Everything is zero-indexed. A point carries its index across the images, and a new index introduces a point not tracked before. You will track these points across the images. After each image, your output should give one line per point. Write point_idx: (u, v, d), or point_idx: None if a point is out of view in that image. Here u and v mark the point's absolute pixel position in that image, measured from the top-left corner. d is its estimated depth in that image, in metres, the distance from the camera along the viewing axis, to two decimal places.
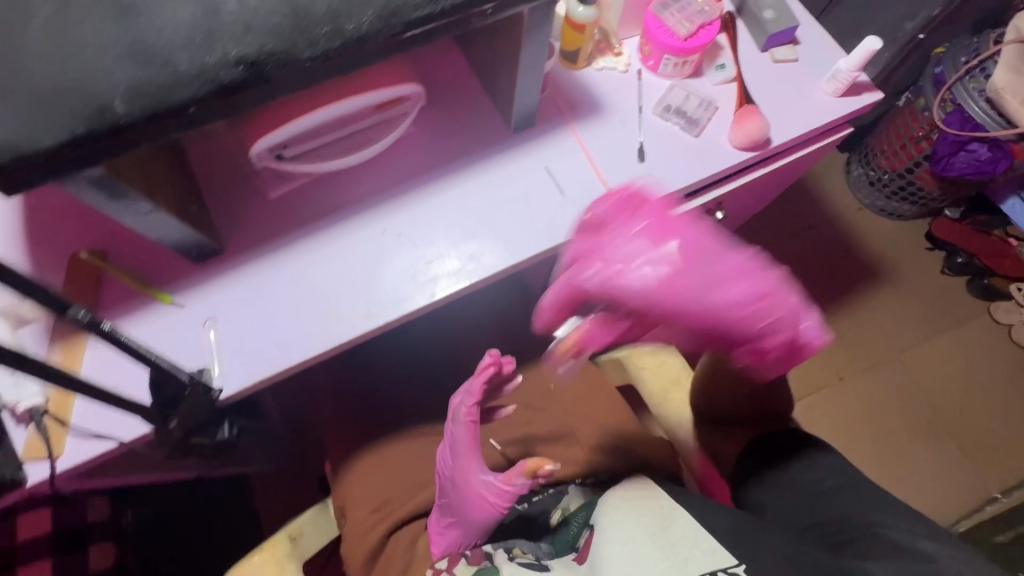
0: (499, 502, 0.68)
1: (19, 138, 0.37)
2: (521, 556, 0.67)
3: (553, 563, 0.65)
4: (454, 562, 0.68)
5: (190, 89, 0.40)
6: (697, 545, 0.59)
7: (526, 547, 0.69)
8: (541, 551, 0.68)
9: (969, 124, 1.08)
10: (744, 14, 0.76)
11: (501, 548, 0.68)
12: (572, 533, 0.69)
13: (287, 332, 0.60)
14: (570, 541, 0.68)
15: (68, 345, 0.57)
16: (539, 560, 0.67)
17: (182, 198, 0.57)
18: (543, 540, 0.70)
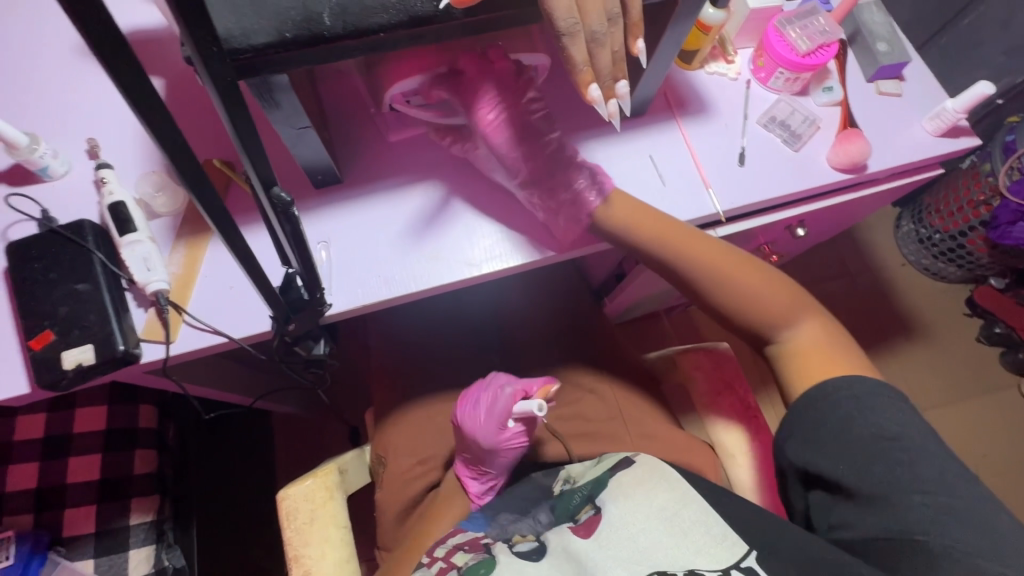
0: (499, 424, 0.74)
1: (235, 31, 0.41)
2: (520, 541, 0.64)
3: (553, 536, 0.63)
4: (451, 553, 0.65)
5: (388, 16, 0.43)
6: (709, 531, 0.59)
7: (525, 528, 0.67)
8: (541, 524, 0.66)
9: None
10: (856, 44, 0.79)
11: (501, 539, 0.65)
12: (574, 503, 0.66)
13: (390, 268, 0.62)
14: (570, 510, 0.65)
15: (191, 242, 0.60)
16: (540, 538, 0.64)
17: (320, 124, 0.61)
18: (543, 516, 0.67)
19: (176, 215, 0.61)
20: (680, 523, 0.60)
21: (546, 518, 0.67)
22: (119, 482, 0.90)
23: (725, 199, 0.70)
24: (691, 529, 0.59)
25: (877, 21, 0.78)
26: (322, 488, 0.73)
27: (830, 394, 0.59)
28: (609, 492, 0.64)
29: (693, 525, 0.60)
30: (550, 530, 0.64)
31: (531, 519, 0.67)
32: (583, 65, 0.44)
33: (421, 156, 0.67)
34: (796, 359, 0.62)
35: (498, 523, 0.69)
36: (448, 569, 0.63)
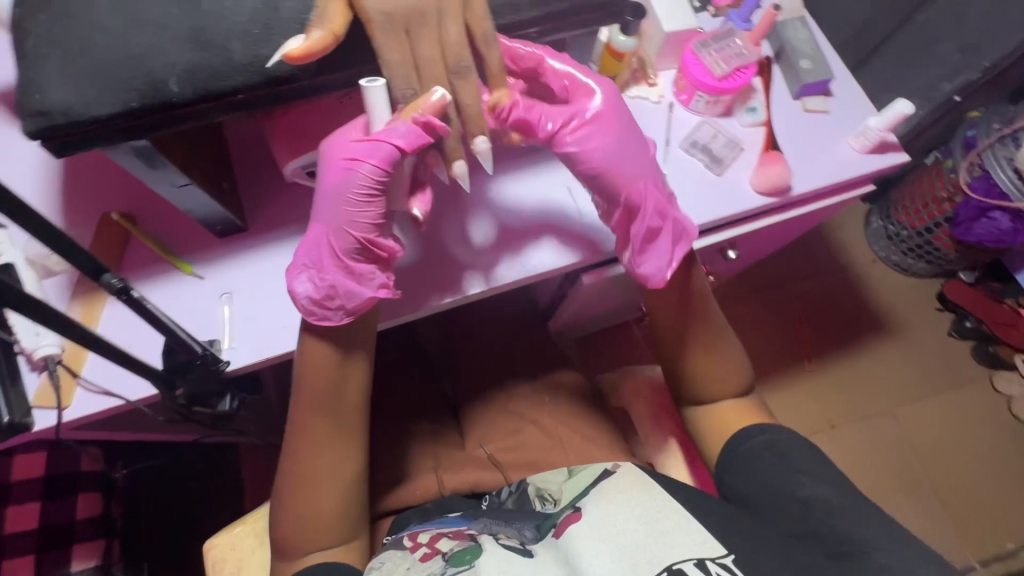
0: (353, 161, 0.44)
1: (77, 103, 0.40)
2: (504, 539, 0.55)
3: (538, 547, 0.54)
4: (435, 539, 0.58)
5: (241, 78, 0.41)
6: (688, 531, 0.53)
7: (510, 531, 0.57)
8: (526, 538, 0.55)
9: (994, 191, 1.07)
10: (781, 60, 0.77)
11: (485, 531, 0.57)
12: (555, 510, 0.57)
13: (294, 318, 0.60)
14: (553, 517, 0.57)
15: (88, 300, 0.58)
16: (523, 544, 0.54)
17: (217, 171, 0.59)
18: (526, 531, 0.56)
19: (73, 272, 0.59)
20: (661, 530, 0.52)
21: (530, 533, 0.56)
22: (58, 530, 0.88)
23: None
24: (672, 540, 0.51)
25: (801, 38, 0.76)
26: (251, 535, 0.71)
27: (746, 440, 0.64)
28: (591, 494, 0.56)
29: (672, 529, 0.53)
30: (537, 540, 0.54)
31: (513, 532, 0.57)
32: (443, 139, 0.45)
33: None
34: (714, 417, 0.68)
35: (480, 522, 0.60)
36: (432, 555, 0.56)
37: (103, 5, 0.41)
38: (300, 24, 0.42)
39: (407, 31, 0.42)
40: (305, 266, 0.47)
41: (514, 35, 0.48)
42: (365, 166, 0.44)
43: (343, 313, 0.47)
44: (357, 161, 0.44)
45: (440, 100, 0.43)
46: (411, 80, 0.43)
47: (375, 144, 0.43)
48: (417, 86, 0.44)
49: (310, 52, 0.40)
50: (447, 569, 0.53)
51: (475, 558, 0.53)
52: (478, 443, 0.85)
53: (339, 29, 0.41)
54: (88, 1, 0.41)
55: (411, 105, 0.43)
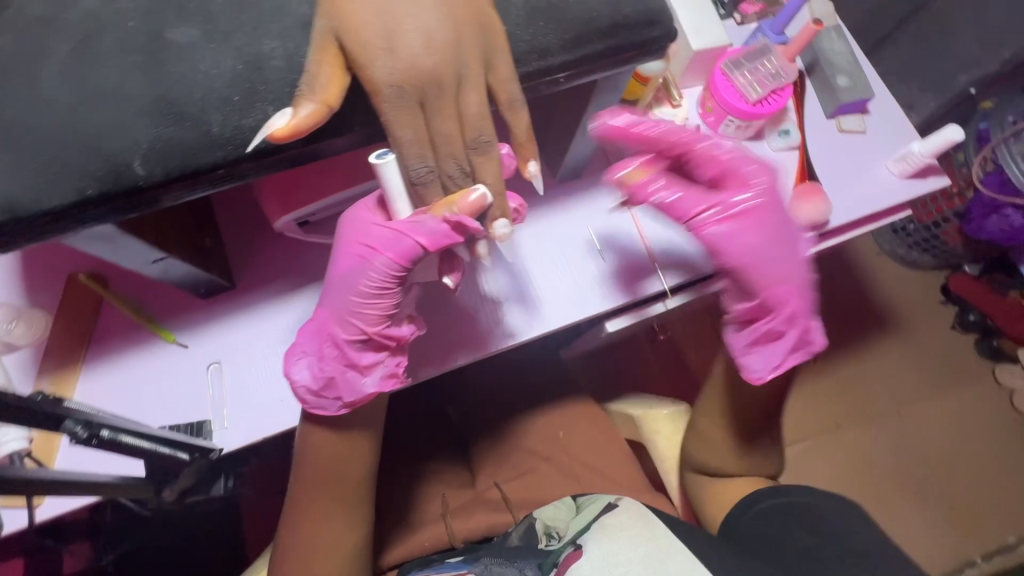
0: (372, 255, 0.40)
1: (20, 194, 0.32)
2: None
3: None
4: None
5: (220, 154, 0.34)
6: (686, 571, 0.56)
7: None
8: None
9: (1007, 187, 1.00)
10: (815, 74, 0.71)
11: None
12: (555, 548, 0.61)
13: (293, 389, 0.54)
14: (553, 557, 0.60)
15: (57, 379, 0.52)
16: None
17: (196, 227, 0.52)
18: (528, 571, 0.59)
19: (38, 345, 0.53)
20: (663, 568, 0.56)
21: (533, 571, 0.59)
22: None
23: (674, 273, 0.63)
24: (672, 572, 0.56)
25: (839, 50, 0.70)
26: None
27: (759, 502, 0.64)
28: (592, 533, 0.60)
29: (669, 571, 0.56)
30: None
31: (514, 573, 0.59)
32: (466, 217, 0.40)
33: (321, 252, 0.57)
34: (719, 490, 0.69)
35: (481, 562, 0.62)
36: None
37: (46, 69, 0.33)
38: (290, 87, 0.34)
39: (420, 103, 0.36)
40: (305, 352, 0.46)
41: (539, 83, 0.41)
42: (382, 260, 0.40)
43: (340, 404, 0.46)
44: (375, 255, 0.40)
45: (477, 200, 0.37)
46: (425, 156, 0.37)
47: (398, 237, 0.39)
48: (432, 162, 0.37)
49: (298, 129, 0.33)
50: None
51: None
52: (490, 483, 0.81)
53: (334, 99, 0.34)
54: (29, 66, 0.33)
55: (446, 199, 0.37)
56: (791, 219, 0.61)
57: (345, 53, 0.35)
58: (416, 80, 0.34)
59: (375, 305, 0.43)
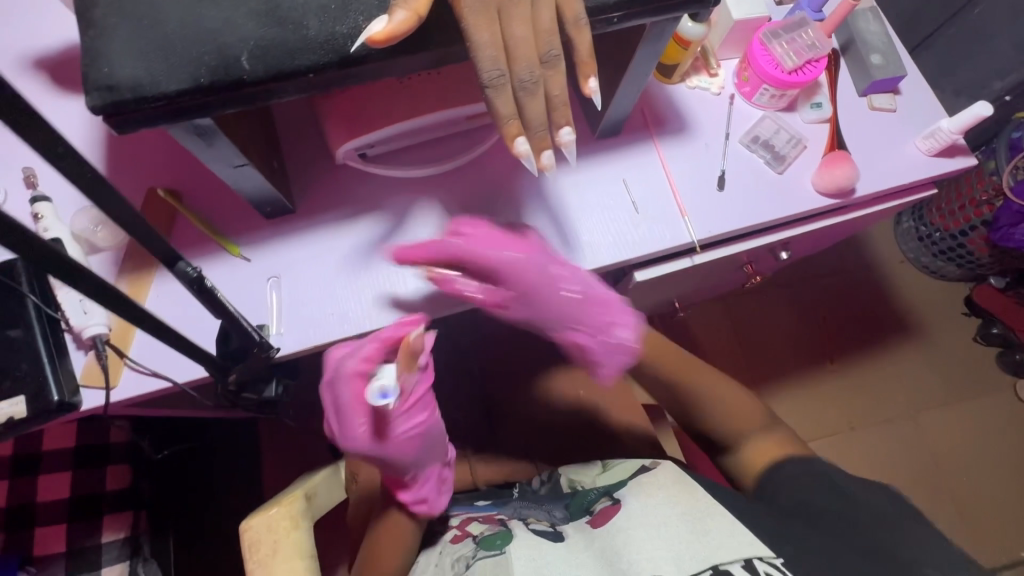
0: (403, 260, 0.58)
1: (145, 79, 0.37)
2: (535, 523, 0.61)
3: (569, 528, 0.59)
4: (466, 523, 0.65)
5: (315, 56, 0.39)
6: (734, 534, 0.52)
7: (539, 516, 0.63)
8: (556, 518, 0.62)
9: None
10: (849, 53, 0.73)
11: (515, 517, 0.63)
12: (589, 498, 0.63)
13: (343, 304, 0.59)
14: (586, 504, 0.62)
15: (135, 279, 0.57)
16: (553, 527, 0.60)
17: (267, 150, 0.57)
18: (557, 511, 0.63)
19: (120, 250, 0.58)
20: (706, 525, 0.53)
21: (561, 512, 0.63)
22: (88, 501, 0.85)
23: (703, 228, 0.66)
24: (715, 525, 0.53)
25: (874, 31, 0.72)
26: (287, 517, 0.62)
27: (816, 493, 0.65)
28: (629, 488, 0.60)
29: (716, 526, 0.53)
30: (566, 521, 0.61)
31: (544, 515, 0.63)
32: (511, 117, 0.41)
33: (376, 183, 0.62)
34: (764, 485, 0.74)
35: (511, 506, 0.66)
36: (463, 537, 0.62)
37: None
38: (379, 1, 0.39)
39: (499, 9, 0.40)
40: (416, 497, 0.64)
41: (595, 20, 0.45)
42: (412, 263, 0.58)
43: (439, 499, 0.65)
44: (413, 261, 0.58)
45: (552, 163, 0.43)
46: (499, 60, 0.40)
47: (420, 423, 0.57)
48: (504, 68, 0.40)
49: (393, 35, 0.37)
50: (477, 552, 0.57)
51: (503, 541, 0.57)
52: (511, 434, 0.84)
53: (423, 8, 0.37)
54: None
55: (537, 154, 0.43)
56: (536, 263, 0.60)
57: None
58: None
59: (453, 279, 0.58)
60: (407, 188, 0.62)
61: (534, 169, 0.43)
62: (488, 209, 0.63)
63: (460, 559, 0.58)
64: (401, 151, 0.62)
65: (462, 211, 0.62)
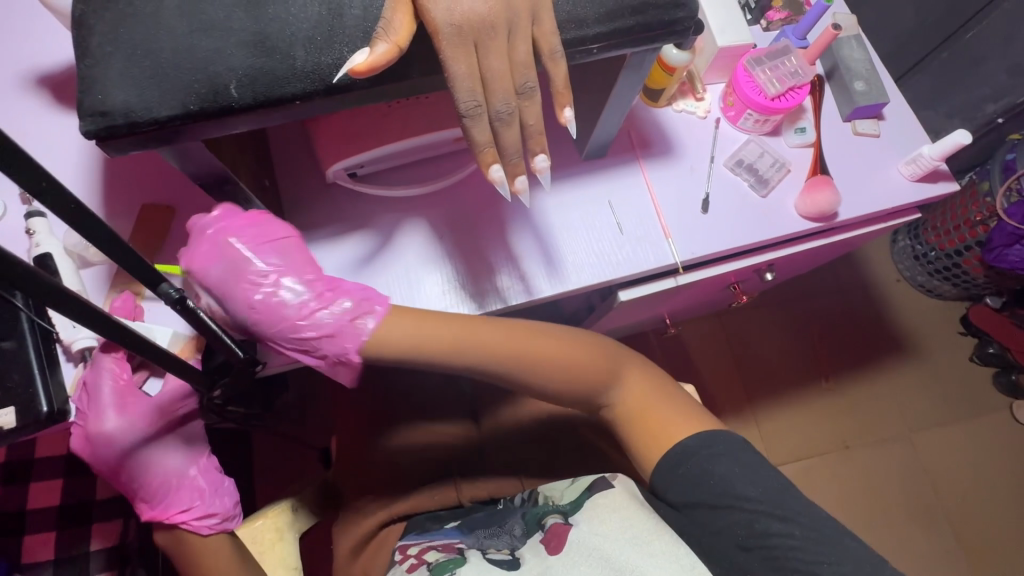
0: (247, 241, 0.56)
1: (137, 105, 0.39)
2: (494, 552, 0.61)
3: (525, 553, 0.60)
4: (425, 549, 0.64)
5: (301, 84, 0.40)
6: (677, 559, 0.53)
7: (501, 543, 0.63)
8: (515, 539, 0.62)
9: None
10: (833, 79, 0.75)
11: (474, 547, 0.62)
12: (544, 509, 0.63)
13: None
14: (539, 518, 0.62)
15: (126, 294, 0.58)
16: (513, 554, 0.61)
17: (258, 168, 0.58)
18: (516, 528, 0.64)
19: (111, 265, 0.59)
20: (648, 543, 0.54)
21: (519, 531, 0.63)
22: (78, 508, 0.86)
23: (686, 249, 0.67)
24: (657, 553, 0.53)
25: (857, 57, 0.74)
26: (272, 529, 0.72)
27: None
28: (584, 512, 0.58)
29: (661, 551, 0.53)
30: (524, 545, 0.61)
31: (502, 543, 0.62)
32: (486, 145, 0.44)
33: (365, 202, 0.63)
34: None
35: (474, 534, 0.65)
36: (418, 564, 0.62)
37: (165, 5, 0.40)
38: (363, 33, 0.41)
39: (475, 43, 0.41)
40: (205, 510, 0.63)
41: (575, 51, 0.46)
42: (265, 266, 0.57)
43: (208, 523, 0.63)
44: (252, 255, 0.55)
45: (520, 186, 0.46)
46: (476, 92, 0.42)
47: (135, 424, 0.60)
48: (481, 99, 0.42)
49: (374, 66, 0.39)
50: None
51: (457, 567, 0.59)
52: None
53: (404, 41, 0.39)
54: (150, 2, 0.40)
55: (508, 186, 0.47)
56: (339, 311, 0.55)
57: (415, 2, 0.41)
58: (475, 31, 0.41)
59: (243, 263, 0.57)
60: (396, 207, 0.64)
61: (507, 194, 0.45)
62: (475, 228, 0.64)
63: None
64: (389, 171, 0.64)
65: (449, 230, 0.64)
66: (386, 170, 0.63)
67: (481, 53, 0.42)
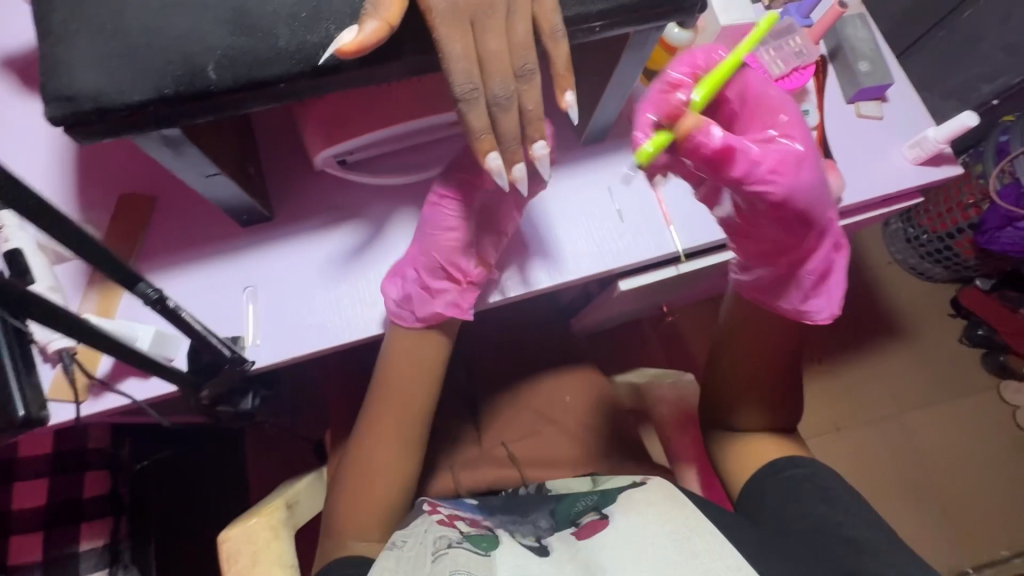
0: (456, 255, 0.59)
1: (106, 89, 0.36)
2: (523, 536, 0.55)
3: (554, 541, 0.53)
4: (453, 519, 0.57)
5: (284, 66, 0.38)
6: (721, 557, 0.49)
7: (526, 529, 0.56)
8: (542, 529, 0.56)
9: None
10: (837, 60, 0.73)
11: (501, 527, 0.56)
12: (576, 508, 0.57)
13: (324, 315, 0.58)
14: (571, 515, 0.56)
15: (103, 292, 0.56)
16: (542, 539, 0.54)
17: (242, 156, 0.55)
18: (543, 521, 0.57)
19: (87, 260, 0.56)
20: (693, 550, 0.50)
21: (546, 523, 0.57)
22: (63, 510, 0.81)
23: (688, 237, 0.65)
24: (704, 558, 0.49)
25: (861, 36, 0.72)
26: (267, 527, 0.64)
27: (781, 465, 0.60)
28: (616, 503, 0.55)
29: (703, 550, 0.49)
30: (553, 535, 0.54)
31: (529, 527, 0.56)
32: (483, 132, 0.41)
33: (355, 191, 0.61)
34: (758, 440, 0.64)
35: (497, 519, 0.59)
36: (450, 524, 0.56)
37: None
38: (351, 8, 0.38)
39: (472, 22, 0.39)
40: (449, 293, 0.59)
41: (575, 30, 0.44)
42: (684, 88, 0.50)
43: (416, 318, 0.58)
44: (458, 262, 0.59)
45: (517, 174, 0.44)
46: (473, 74, 0.39)
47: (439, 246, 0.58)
48: (479, 81, 0.40)
49: (363, 46, 0.36)
50: (462, 541, 0.52)
51: (491, 548, 0.52)
52: (497, 440, 0.80)
53: (395, 18, 0.36)
54: None
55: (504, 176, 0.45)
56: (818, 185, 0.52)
57: None
58: (472, 7, 0.39)
59: (435, 307, 0.58)
60: (388, 196, 0.61)
61: (505, 184, 0.43)
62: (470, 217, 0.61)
63: (441, 539, 0.53)
64: (380, 158, 0.61)
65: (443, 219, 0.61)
66: (377, 157, 0.60)
67: (479, 32, 0.39)
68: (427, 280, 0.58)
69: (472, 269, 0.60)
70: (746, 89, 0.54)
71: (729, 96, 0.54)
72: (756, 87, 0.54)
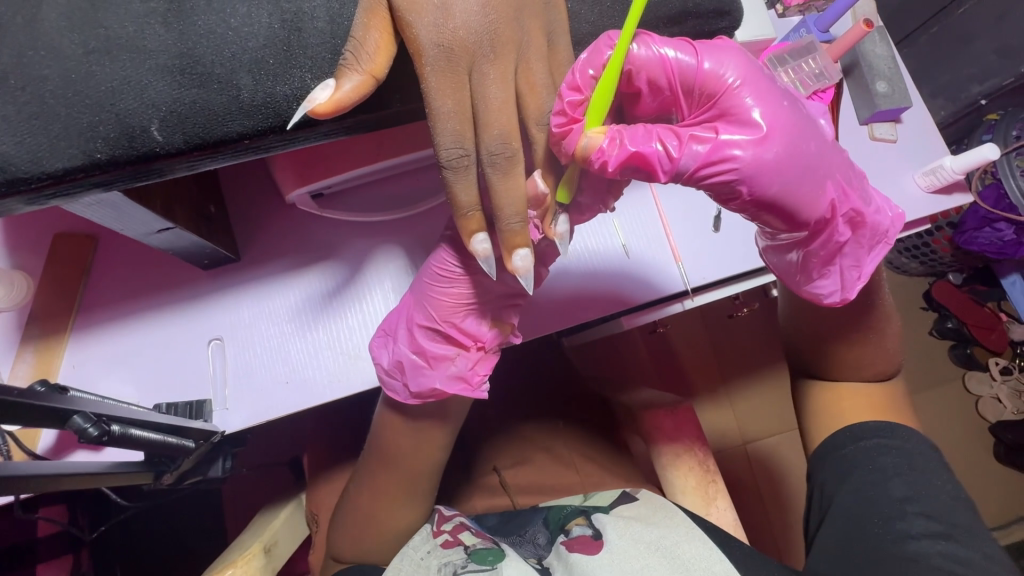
0: (456, 314, 0.48)
1: (26, 155, 0.31)
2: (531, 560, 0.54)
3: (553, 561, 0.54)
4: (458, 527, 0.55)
5: (247, 122, 0.32)
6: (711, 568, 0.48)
7: (527, 553, 0.57)
8: (541, 547, 0.57)
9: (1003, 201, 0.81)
10: (852, 77, 0.68)
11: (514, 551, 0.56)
12: (565, 513, 0.58)
13: (298, 372, 0.51)
14: (562, 521, 0.57)
15: (42, 351, 0.48)
16: (540, 560, 0.55)
17: (203, 192, 0.48)
18: (540, 535, 0.58)
19: (21, 311, 0.49)
20: (680, 556, 0.49)
21: (544, 539, 0.58)
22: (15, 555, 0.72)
23: (697, 273, 0.60)
24: (692, 563, 0.48)
25: (881, 53, 0.67)
26: None
27: (845, 445, 0.52)
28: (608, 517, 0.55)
29: (692, 559, 0.49)
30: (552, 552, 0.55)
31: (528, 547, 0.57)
32: (472, 208, 0.34)
33: (334, 228, 0.54)
34: (827, 404, 0.57)
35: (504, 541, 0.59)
36: (455, 543, 0.53)
37: (70, 18, 0.32)
38: (330, 55, 0.33)
39: (468, 70, 0.33)
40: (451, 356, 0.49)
41: None
42: (580, 103, 0.34)
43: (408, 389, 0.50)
44: (459, 323, 0.48)
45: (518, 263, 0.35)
46: (463, 140, 0.33)
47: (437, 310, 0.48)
48: (470, 145, 0.34)
49: (341, 104, 0.30)
50: (468, 564, 0.49)
51: (498, 560, 0.49)
52: (489, 467, 0.76)
53: (379, 70, 0.31)
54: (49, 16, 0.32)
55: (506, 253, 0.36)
56: (811, 140, 0.37)
57: (392, 16, 0.33)
58: (469, 52, 0.33)
59: (432, 379, 0.49)
60: (368, 233, 0.54)
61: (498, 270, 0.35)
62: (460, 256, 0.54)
63: (448, 564, 0.50)
64: (362, 190, 0.55)
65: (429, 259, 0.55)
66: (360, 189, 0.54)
67: (474, 79, 0.34)
68: (418, 342, 0.49)
69: (483, 333, 0.49)
70: (663, 60, 0.36)
71: (641, 85, 0.37)
72: (676, 56, 0.36)
